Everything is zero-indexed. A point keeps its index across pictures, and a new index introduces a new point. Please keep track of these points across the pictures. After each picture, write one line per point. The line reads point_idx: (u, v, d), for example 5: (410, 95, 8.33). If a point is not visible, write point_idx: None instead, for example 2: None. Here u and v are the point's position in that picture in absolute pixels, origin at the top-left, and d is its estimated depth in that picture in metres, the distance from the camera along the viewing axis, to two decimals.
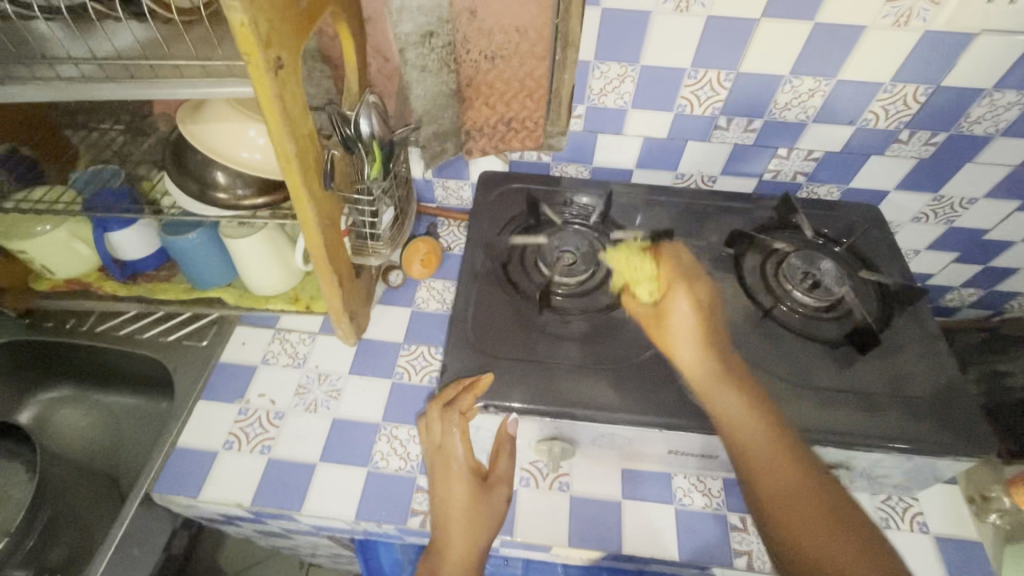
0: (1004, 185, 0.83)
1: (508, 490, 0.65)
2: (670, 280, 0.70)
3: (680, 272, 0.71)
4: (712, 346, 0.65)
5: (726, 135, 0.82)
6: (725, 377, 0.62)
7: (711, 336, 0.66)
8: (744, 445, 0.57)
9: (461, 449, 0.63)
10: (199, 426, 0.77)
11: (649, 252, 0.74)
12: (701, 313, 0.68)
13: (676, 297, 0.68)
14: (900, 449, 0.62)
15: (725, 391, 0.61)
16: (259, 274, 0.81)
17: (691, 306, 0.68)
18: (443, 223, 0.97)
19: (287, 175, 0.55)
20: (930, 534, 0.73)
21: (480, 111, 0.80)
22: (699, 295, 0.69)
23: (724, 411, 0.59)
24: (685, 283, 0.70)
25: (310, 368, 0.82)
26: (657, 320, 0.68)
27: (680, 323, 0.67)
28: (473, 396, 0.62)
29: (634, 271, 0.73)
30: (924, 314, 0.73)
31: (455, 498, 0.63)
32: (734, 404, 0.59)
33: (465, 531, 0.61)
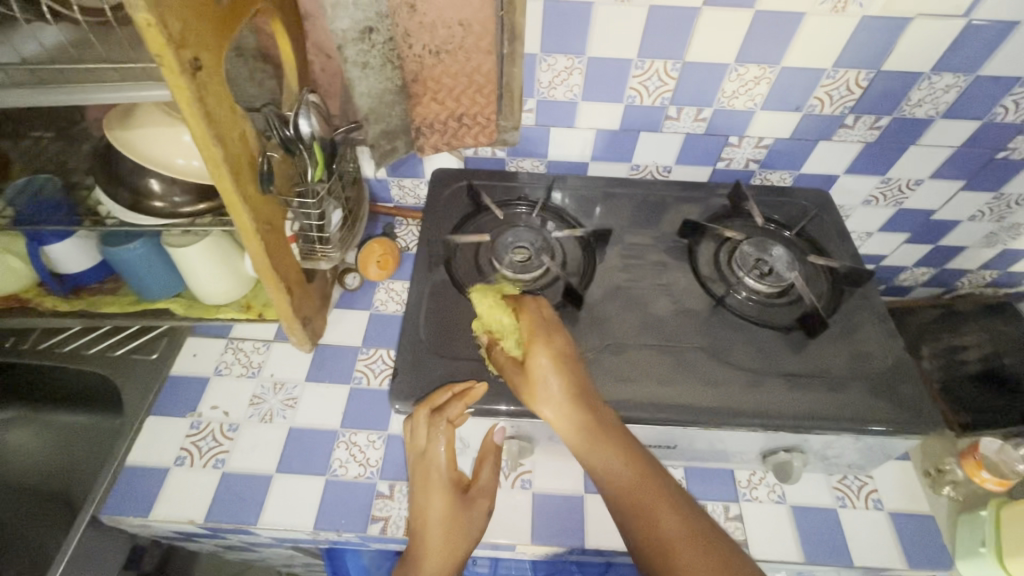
0: (947, 165, 0.85)
1: (489, 503, 0.63)
2: (528, 335, 0.61)
3: (540, 326, 0.61)
4: (585, 405, 0.56)
5: (677, 125, 0.82)
6: (601, 436, 0.54)
7: (582, 392, 0.57)
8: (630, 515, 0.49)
9: (444, 459, 0.61)
10: (149, 442, 0.74)
11: (511, 304, 0.65)
12: (567, 368, 0.59)
13: (535, 355, 0.59)
14: (852, 431, 0.63)
15: (599, 448, 0.53)
16: (208, 283, 0.79)
17: (554, 360, 0.59)
18: (400, 222, 0.95)
19: (217, 180, 0.53)
20: (884, 510, 0.75)
21: (429, 107, 0.78)
22: (561, 347, 0.60)
23: (604, 477, 0.52)
24: (544, 338, 0.60)
25: (265, 376, 0.80)
26: (524, 386, 0.59)
27: (545, 384, 0.57)
28: (463, 404, 0.60)
29: (495, 322, 0.64)
30: (873, 296, 0.74)
31: (434, 508, 0.60)
32: (616, 467, 0.52)
33: (443, 544, 0.59)
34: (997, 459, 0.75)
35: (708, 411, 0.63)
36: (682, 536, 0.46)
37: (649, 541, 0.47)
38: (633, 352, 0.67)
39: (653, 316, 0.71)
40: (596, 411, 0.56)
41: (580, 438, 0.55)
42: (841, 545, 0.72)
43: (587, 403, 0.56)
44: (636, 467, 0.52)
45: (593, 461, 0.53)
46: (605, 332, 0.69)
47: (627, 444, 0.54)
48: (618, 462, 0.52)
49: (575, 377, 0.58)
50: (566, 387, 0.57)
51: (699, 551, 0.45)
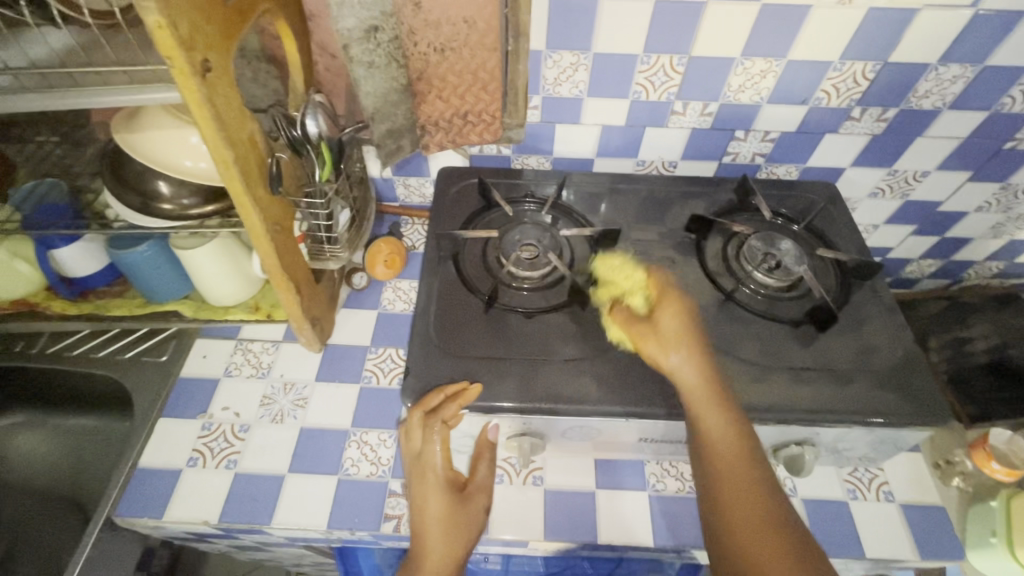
0: (954, 156, 0.85)
1: (485, 499, 0.65)
2: (660, 289, 0.65)
3: (671, 284, 0.66)
4: (706, 372, 0.58)
5: (683, 120, 0.82)
6: (714, 401, 0.56)
7: (706, 360, 0.59)
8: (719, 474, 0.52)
9: (439, 459, 0.62)
10: (161, 444, 0.75)
11: (643, 268, 0.71)
12: (697, 333, 0.61)
13: (666, 309, 0.63)
14: (862, 424, 0.63)
15: (712, 409, 0.56)
16: (216, 285, 0.79)
17: (682, 321, 0.61)
18: (406, 221, 0.95)
19: (227, 181, 0.53)
20: (895, 502, 0.75)
21: (433, 105, 0.78)
22: (693, 310, 0.63)
23: (706, 437, 0.54)
24: (679, 298, 0.64)
25: (275, 377, 0.80)
26: (650, 333, 0.61)
27: (673, 338, 0.60)
28: (458, 405, 0.60)
29: (624, 282, 0.70)
30: (881, 288, 0.74)
31: (432, 508, 0.61)
32: (719, 430, 0.54)
33: (444, 541, 0.60)
34: (1008, 450, 0.77)
35: None
36: (762, 512, 0.49)
37: (730, 505, 0.50)
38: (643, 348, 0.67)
39: None
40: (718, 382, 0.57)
41: (697, 393, 0.57)
42: (852, 537, 0.72)
43: (711, 372, 0.58)
44: (739, 439, 0.54)
45: (702, 418, 0.55)
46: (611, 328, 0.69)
47: (738, 418, 0.55)
48: (726, 428, 0.54)
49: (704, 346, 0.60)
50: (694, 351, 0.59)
51: (773, 530, 0.48)
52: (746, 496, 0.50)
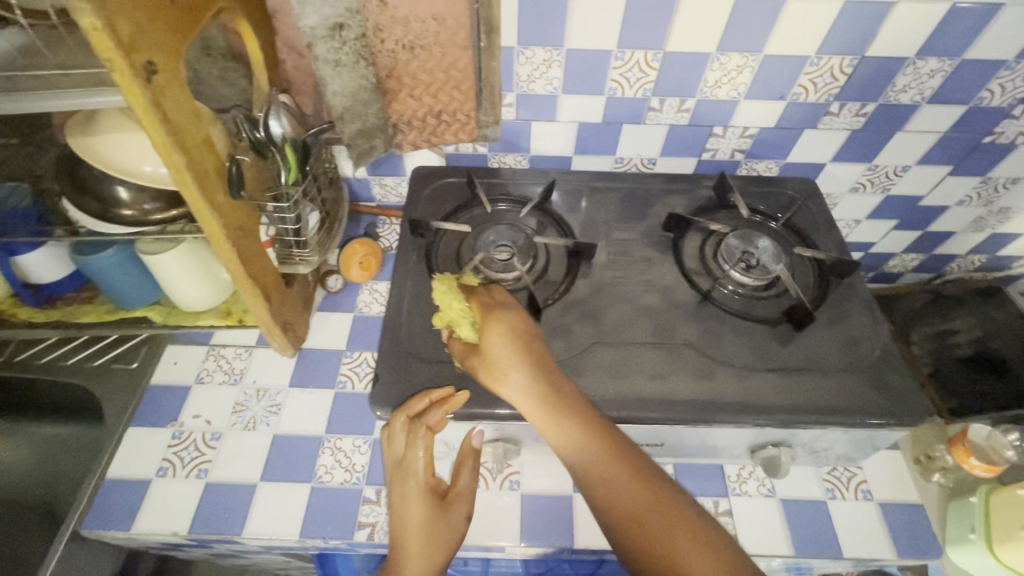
0: (934, 151, 0.84)
1: (467, 507, 0.63)
2: (483, 316, 0.63)
3: (491, 306, 0.64)
4: (551, 385, 0.57)
5: (660, 117, 0.80)
6: (571, 412, 0.55)
7: (548, 373, 0.58)
8: (589, 480, 0.52)
9: (422, 465, 0.61)
10: (131, 454, 0.73)
11: (464, 292, 0.67)
12: (529, 346, 0.60)
13: (492, 333, 0.61)
14: (837, 425, 0.62)
15: (559, 420, 0.55)
16: (184, 290, 0.77)
17: (507, 338, 0.60)
18: (383, 222, 0.94)
19: (182, 188, 0.52)
20: (873, 500, 0.75)
21: (405, 103, 0.76)
22: (518, 323, 0.62)
23: (578, 456, 0.53)
24: (497, 317, 0.62)
25: (247, 384, 0.79)
26: (483, 366, 0.60)
27: (507, 362, 0.59)
28: (444, 411, 0.59)
29: (449, 312, 0.66)
30: (860, 286, 0.73)
31: (412, 514, 0.60)
32: (574, 436, 0.54)
33: (423, 549, 0.58)
34: (987, 446, 0.77)
35: (695, 405, 0.62)
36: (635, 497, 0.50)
37: (607, 506, 0.51)
38: (619, 349, 0.66)
39: (637, 312, 0.70)
40: (567, 390, 0.57)
41: (541, 411, 0.56)
42: (830, 537, 0.72)
43: (549, 379, 0.58)
44: (605, 440, 0.54)
45: (549, 433, 0.55)
46: (584, 331, 0.68)
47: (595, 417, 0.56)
48: (578, 433, 0.54)
49: (544, 359, 0.60)
50: (536, 366, 0.58)
51: (650, 507, 0.49)
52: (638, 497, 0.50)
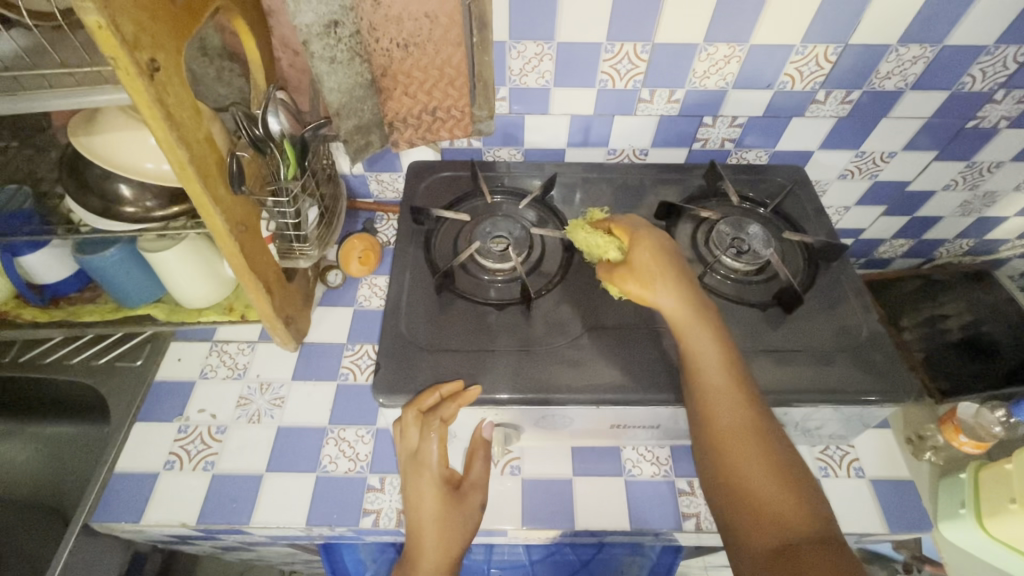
0: (919, 137, 0.86)
1: (481, 496, 0.66)
2: (629, 234, 0.69)
3: (635, 226, 0.70)
4: (690, 298, 0.62)
5: (651, 108, 0.82)
6: (702, 328, 0.60)
7: (689, 288, 0.63)
8: (701, 389, 0.58)
9: (435, 457, 0.63)
10: (138, 449, 0.74)
11: (602, 228, 0.74)
12: (673, 266, 0.64)
13: (638, 247, 0.66)
14: (826, 402, 0.64)
15: (700, 330, 0.60)
16: (186, 287, 0.78)
17: (653, 248, 0.66)
18: (381, 217, 0.95)
19: (186, 183, 0.53)
20: (865, 478, 0.76)
21: (401, 101, 0.78)
22: (663, 241, 0.67)
23: (695, 356, 0.59)
24: (644, 236, 0.68)
25: (251, 378, 0.80)
26: (630, 274, 0.65)
27: (648, 272, 0.64)
28: (457, 406, 0.61)
29: (592, 245, 0.72)
30: (848, 270, 0.75)
31: (427, 506, 0.62)
32: (705, 348, 0.59)
33: (438, 538, 0.62)
34: (975, 424, 0.80)
35: None
36: (740, 416, 0.55)
37: (710, 414, 0.56)
38: (615, 333, 0.68)
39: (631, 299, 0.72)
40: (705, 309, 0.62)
41: (684, 315, 0.61)
42: None
43: (695, 293, 0.63)
44: (731, 362, 0.59)
45: (685, 336, 0.60)
46: (580, 317, 0.69)
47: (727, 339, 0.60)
48: (713, 346, 0.59)
49: (686, 277, 0.64)
50: (674, 279, 0.63)
51: (750, 430, 0.54)
52: (735, 413, 0.55)
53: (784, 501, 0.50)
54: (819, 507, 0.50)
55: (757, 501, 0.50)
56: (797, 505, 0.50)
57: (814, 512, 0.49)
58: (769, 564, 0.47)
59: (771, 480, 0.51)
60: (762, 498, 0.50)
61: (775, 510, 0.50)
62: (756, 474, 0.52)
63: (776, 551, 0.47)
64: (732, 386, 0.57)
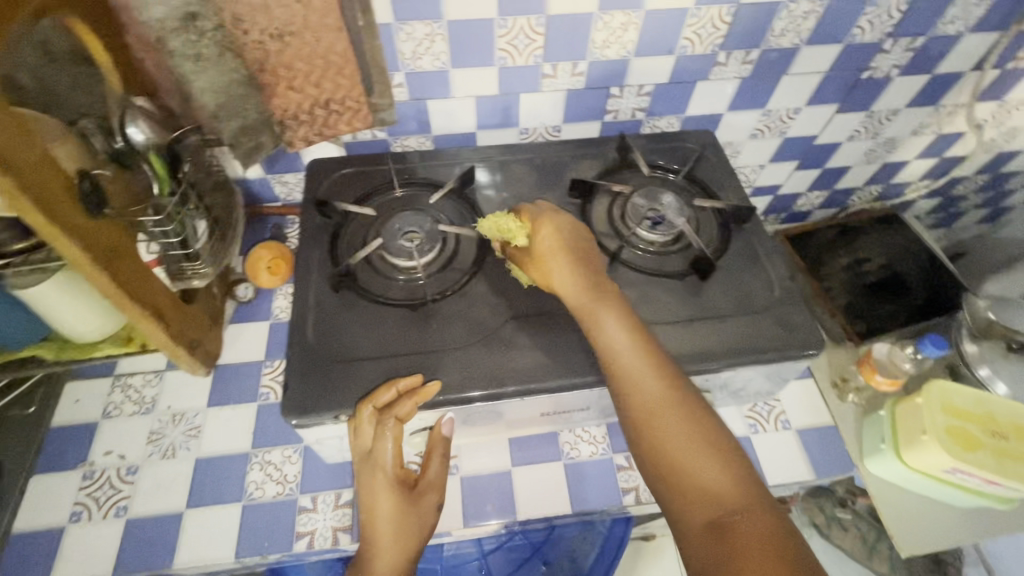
0: (819, 91, 0.87)
1: (436, 496, 0.66)
2: (534, 218, 0.67)
3: (541, 210, 0.68)
4: (592, 284, 0.61)
5: (556, 83, 0.80)
6: (608, 310, 0.59)
7: (591, 274, 0.62)
8: (616, 377, 0.56)
9: (390, 457, 0.60)
10: (39, 505, 0.68)
11: (514, 212, 0.70)
12: (575, 248, 0.64)
13: (542, 232, 0.65)
14: (746, 364, 0.65)
15: (605, 313, 0.59)
16: (70, 324, 0.71)
17: (554, 234, 0.64)
18: (291, 221, 0.90)
19: (26, 218, 0.48)
20: (791, 429, 0.79)
21: (287, 97, 0.72)
22: (568, 225, 0.66)
23: (605, 342, 0.58)
24: (548, 219, 0.66)
25: (162, 410, 0.75)
26: (534, 263, 0.64)
27: (552, 262, 0.63)
28: (415, 403, 0.58)
29: (504, 232, 0.69)
30: (760, 229, 0.76)
31: (382, 507, 0.61)
32: (613, 332, 0.58)
33: (393, 539, 0.60)
34: (888, 363, 0.84)
35: None
36: (658, 394, 0.54)
37: (630, 400, 0.55)
38: (536, 320, 0.66)
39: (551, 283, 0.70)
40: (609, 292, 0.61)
41: (588, 300, 0.60)
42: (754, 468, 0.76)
43: (596, 277, 0.62)
44: (640, 341, 0.57)
45: (593, 322, 0.59)
46: (500, 308, 0.67)
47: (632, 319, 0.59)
48: (619, 328, 0.58)
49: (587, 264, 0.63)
50: (576, 268, 0.62)
51: (670, 405, 0.54)
52: (654, 396, 0.54)
53: (710, 472, 0.50)
54: (746, 471, 0.50)
55: (687, 479, 0.50)
56: (726, 475, 0.50)
57: (740, 478, 0.49)
58: (706, 541, 0.47)
59: (697, 453, 0.51)
60: (691, 474, 0.50)
61: (705, 484, 0.49)
62: (682, 450, 0.52)
63: (710, 527, 0.47)
64: (646, 370, 0.56)
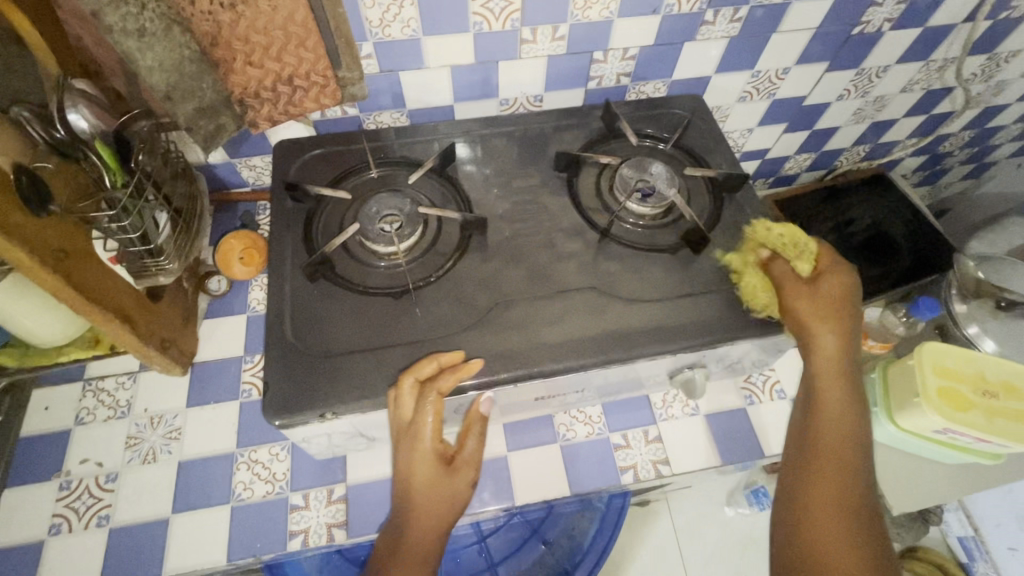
0: (810, 49, 0.84)
1: (473, 471, 0.60)
2: (828, 263, 0.64)
3: (838, 262, 0.64)
4: (846, 352, 0.61)
5: (536, 49, 0.75)
6: (842, 392, 0.60)
7: (850, 339, 0.61)
8: (814, 443, 0.59)
9: (430, 433, 0.56)
10: (14, 519, 0.65)
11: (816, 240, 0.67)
12: (850, 316, 0.62)
13: (829, 281, 0.62)
14: (747, 339, 0.62)
15: (842, 398, 0.60)
16: (31, 329, 0.66)
17: (840, 291, 0.62)
18: (262, 207, 0.85)
19: None
20: (787, 399, 0.75)
21: (245, 73, 0.67)
22: (851, 289, 0.63)
23: (821, 410, 0.60)
24: (836, 272, 0.63)
25: (138, 413, 0.71)
26: (810, 292, 0.62)
27: (829, 303, 0.61)
28: (456, 378, 0.56)
29: (796, 246, 0.65)
30: (753, 197, 0.73)
31: (418, 479, 0.57)
32: (836, 411, 0.60)
33: (429, 513, 0.57)
34: (881, 327, 0.83)
35: (609, 341, 0.61)
36: (841, 490, 0.57)
37: (812, 475, 0.58)
38: (524, 303, 0.64)
39: (541, 263, 0.67)
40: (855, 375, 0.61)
41: (831, 366, 0.60)
42: (753, 441, 0.73)
43: (848, 355, 0.61)
44: (852, 440, 0.59)
45: (823, 392, 0.60)
46: (488, 292, 0.64)
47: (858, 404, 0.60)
48: (843, 413, 0.60)
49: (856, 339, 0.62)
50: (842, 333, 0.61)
51: (846, 507, 0.56)
52: (839, 470, 0.57)
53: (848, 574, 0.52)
54: None
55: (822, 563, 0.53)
56: None
57: None
58: None
59: (850, 558, 0.53)
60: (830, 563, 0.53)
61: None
62: (833, 548, 0.54)
63: None
64: (843, 447, 0.58)
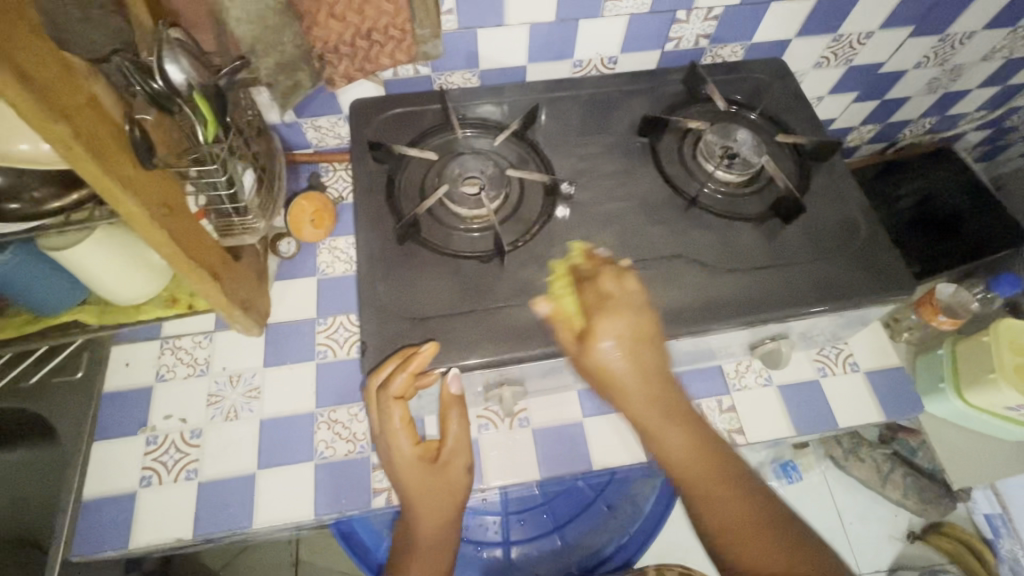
0: (897, 12, 0.80)
1: (465, 457, 0.62)
2: (591, 304, 0.53)
3: (604, 292, 0.54)
4: (651, 389, 0.51)
5: (619, 6, 0.72)
6: (674, 427, 0.50)
7: (651, 368, 0.52)
8: (690, 494, 0.49)
9: (404, 432, 0.58)
10: (105, 470, 0.67)
11: (575, 284, 0.57)
12: (641, 355, 0.51)
13: (605, 321, 0.51)
14: (831, 310, 0.62)
15: (673, 427, 0.50)
16: (115, 285, 0.67)
17: (616, 328, 0.51)
18: (326, 169, 0.84)
19: (79, 168, 0.43)
20: (860, 372, 0.77)
21: (328, 27, 0.65)
22: (630, 320, 0.52)
23: (668, 457, 0.50)
24: (602, 306, 0.52)
25: (217, 372, 0.72)
26: (592, 349, 0.51)
27: (611, 352, 0.51)
28: (408, 373, 0.54)
29: (568, 300, 0.56)
30: (839, 166, 0.71)
31: (408, 479, 0.59)
32: (681, 448, 0.50)
33: (429, 506, 0.59)
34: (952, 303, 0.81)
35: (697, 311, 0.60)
36: (740, 516, 0.47)
37: (708, 524, 0.48)
38: None
39: (625, 230, 0.66)
40: (674, 398, 0.51)
41: (648, 413, 0.51)
42: (826, 412, 0.75)
43: (660, 386, 0.51)
44: (709, 460, 0.49)
45: (659, 440, 0.50)
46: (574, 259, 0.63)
47: (689, 422, 0.51)
48: (684, 447, 0.50)
49: (653, 364, 0.52)
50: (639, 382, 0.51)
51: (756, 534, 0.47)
52: (721, 496, 0.48)
53: None
54: None
55: None
56: None
57: None
58: None
59: None
60: None
61: None
62: None
63: None
64: (711, 475, 0.49)
